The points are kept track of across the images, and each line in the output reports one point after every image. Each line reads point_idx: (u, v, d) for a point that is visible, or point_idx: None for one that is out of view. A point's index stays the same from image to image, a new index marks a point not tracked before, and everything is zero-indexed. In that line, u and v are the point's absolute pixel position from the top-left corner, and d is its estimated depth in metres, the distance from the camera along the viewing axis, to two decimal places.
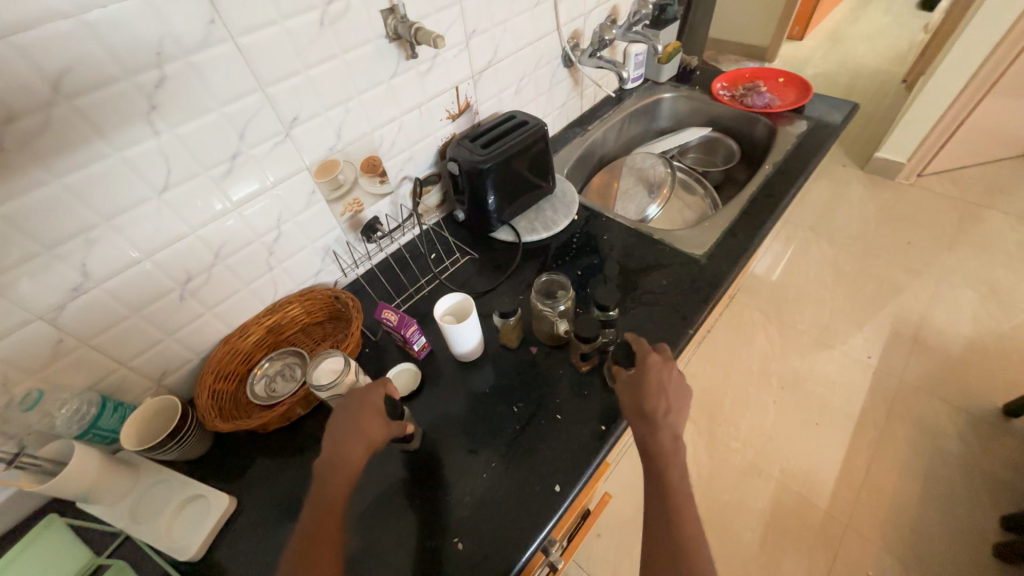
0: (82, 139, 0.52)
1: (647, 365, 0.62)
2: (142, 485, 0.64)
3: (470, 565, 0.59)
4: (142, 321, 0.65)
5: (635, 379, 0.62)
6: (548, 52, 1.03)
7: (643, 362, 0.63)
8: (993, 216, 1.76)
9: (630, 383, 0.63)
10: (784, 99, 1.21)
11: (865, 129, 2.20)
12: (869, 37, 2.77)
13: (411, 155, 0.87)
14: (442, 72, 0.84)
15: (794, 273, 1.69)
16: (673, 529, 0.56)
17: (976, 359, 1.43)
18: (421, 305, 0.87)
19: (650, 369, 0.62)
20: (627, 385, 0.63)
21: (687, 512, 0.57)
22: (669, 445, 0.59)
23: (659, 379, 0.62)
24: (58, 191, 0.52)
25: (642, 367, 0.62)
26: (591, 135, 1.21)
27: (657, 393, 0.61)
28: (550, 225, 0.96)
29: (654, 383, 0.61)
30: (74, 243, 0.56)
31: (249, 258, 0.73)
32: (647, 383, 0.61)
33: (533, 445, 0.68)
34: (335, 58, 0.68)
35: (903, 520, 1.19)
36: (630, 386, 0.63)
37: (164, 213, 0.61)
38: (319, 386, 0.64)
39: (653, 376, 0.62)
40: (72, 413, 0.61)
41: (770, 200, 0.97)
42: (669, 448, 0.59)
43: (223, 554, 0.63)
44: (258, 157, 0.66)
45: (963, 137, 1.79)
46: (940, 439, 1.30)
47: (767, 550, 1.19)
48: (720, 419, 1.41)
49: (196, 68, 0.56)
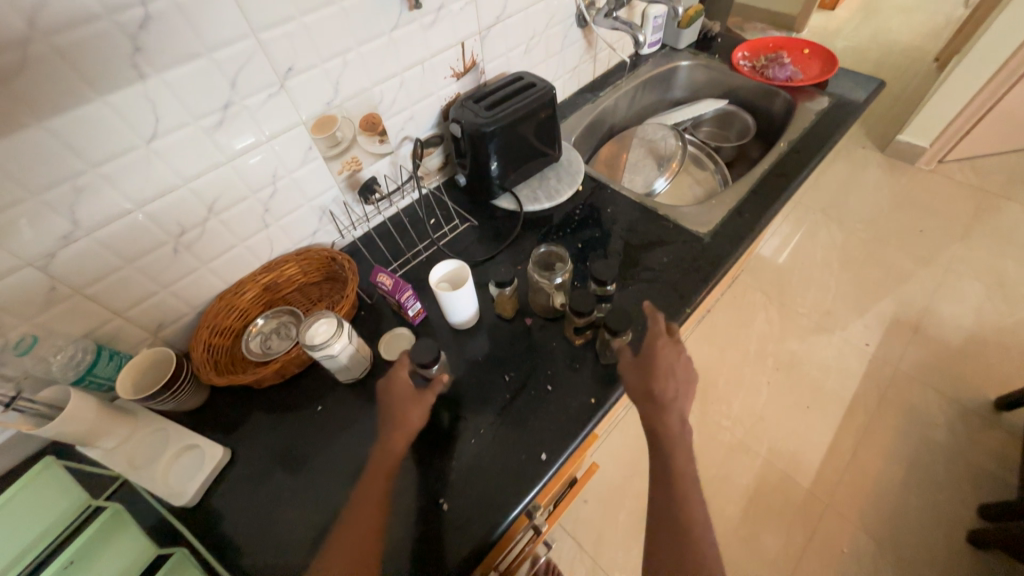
0: (64, 82, 0.49)
1: (657, 348, 0.65)
2: (140, 433, 0.65)
3: (456, 526, 0.61)
4: (136, 273, 0.65)
5: (644, 361, 0.65)
6: (561, 10, 0.97)
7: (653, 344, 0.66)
8: (1011, 208, 1.71)
9: (637, 365, 0.65)
10: (807, 72, 1.15)
11: (889, 109, 2.11)
12: (906, 9, 2.61)
13: (413, 114, 0.84)
14: (448, 26, 0.79)
15: (801, 256, 1.67)
16: (673, 504, 0.58)
17: (974, 352, 1.42)
18: (418, 270, 0.86)
19: (660, 351, 0.65)
20: (632, 368, 0.65)
21: (691, 486, 0.59)
22: (675, 427, 0.61)
23: (669, 362, 0.64)
24: (42, 135, 0.51)
25: (652, 350, 0.65)
26: (602, 102, 1.16)
27: (665, 376, 0.63)
28: (554, 195, 0.94)
29: (664, 366, 0.64)
30: (62, 190, 0.54)
31: (244, 214, 0.71)
32: (656, 366, 0.64)
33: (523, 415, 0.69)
34: (332, 4, 0.64)
35: (883, 503, 1.22)
36: (637, 367, 0.65)
37: (155, 163, 0.59)
38: (311, 346, 0.64)
39: (663, 360, 0.64)
40: (67, 359, 0.62)
41: (782, 179, 0.94)
42: (674, 428, 0.61)
43: (217, 502, 0.65)
44: (252, 108, 0.64)
45: (991, 123, 1.71)
46: (928, 427, 1.32)
47: (747, 522, 1.23)
48: (713, 397, 1.43)
49: (183, 8, 0.52)
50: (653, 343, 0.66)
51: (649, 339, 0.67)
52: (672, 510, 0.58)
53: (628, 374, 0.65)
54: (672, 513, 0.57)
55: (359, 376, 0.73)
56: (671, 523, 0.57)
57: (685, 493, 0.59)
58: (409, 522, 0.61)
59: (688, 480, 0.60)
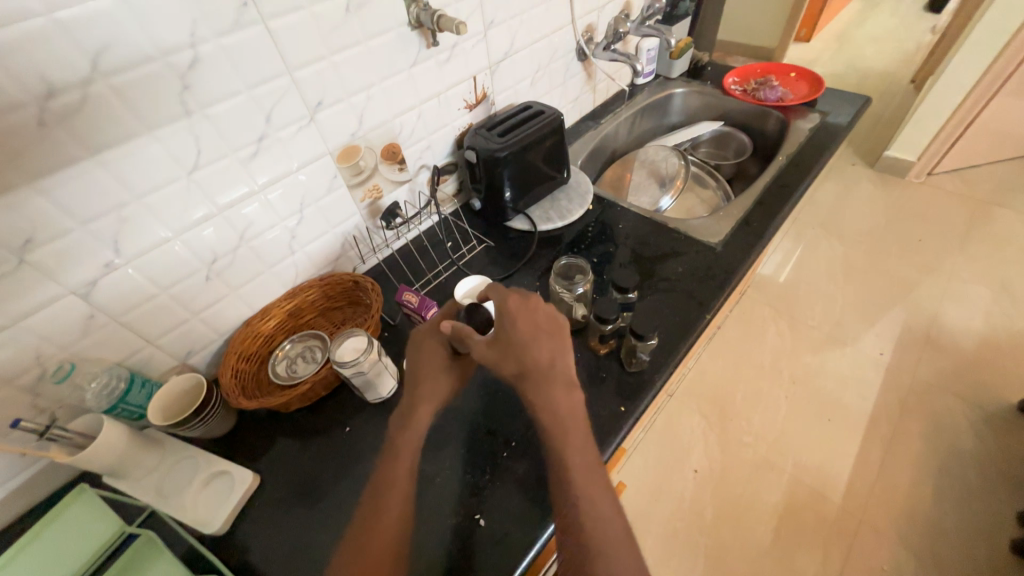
0: (118, 119, 0.53)
1: (511, 320, 0.59)
2: (168, 461, 0.66)
3: (493, 542, 0.59)
4: (170, 300, 0.66)
5: (501, 341, 0.58)
6: (562, 45, 1.04)
7: (503, 316, 0.59)
8: (1004, 214, 1.76)
9: (495, 344, 0.58)
10: (796, 92, 1.22)
11: (874, 128, 2.20)
12: (878, 38, 2.77)
13: (430, 143, 0.88)
14: (461, 61, 0.85)
15: (805, 271, 1.69)
16: (572, 491, 0.52)
17: (989, 356, 1.42)
18: (439, 290, 0.88)
19: (512, 320, 0.59)
20: (486, 352, 0.58)
21: (578, 475, 0.53)
22: (561, 399, 0.57)
23: (529, 330, 0.59)
24: (94, 167, 0.54)
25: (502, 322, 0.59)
26: (604, 129, 1.22)
27: (529, 350, 0.58)
28: (565, 214, 0.97)
29: (524, 333, 0.58)
30: (108, 220, 0.57)
31: (273, 241, 0.74)
32: (514, 341, 0.58)
33: (411, 413, 0.60)
34: (358, 44, 0.69)
35: (919, 516, 1.18)
36: (494, 351, 0.58)
37: (193, 192, 0.62)
38: (341, 363, 0.65)
39: (519, 328, 0.58)
40: (101, 387, 0.62)
41: (783, 190, 0.98)
42: (556, 406, 0.57)
43: (246, 530, 0.64)
44: (284, 140, 0.68)
45: (974, 136, 1.78)
46: (954, 435, 1.29)
47: (780, 544, 1.19)
48: (732, 414, 1.41)
49: (227, 50, 0.57)
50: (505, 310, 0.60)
51: (499, 307, 0.60)
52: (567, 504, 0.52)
53: (495, 363, 0.58)
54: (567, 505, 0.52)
55: (386, 395, 0.73)
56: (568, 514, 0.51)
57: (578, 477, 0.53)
58: (445, 542, 0.60)
59: (578, 467, 0.53)
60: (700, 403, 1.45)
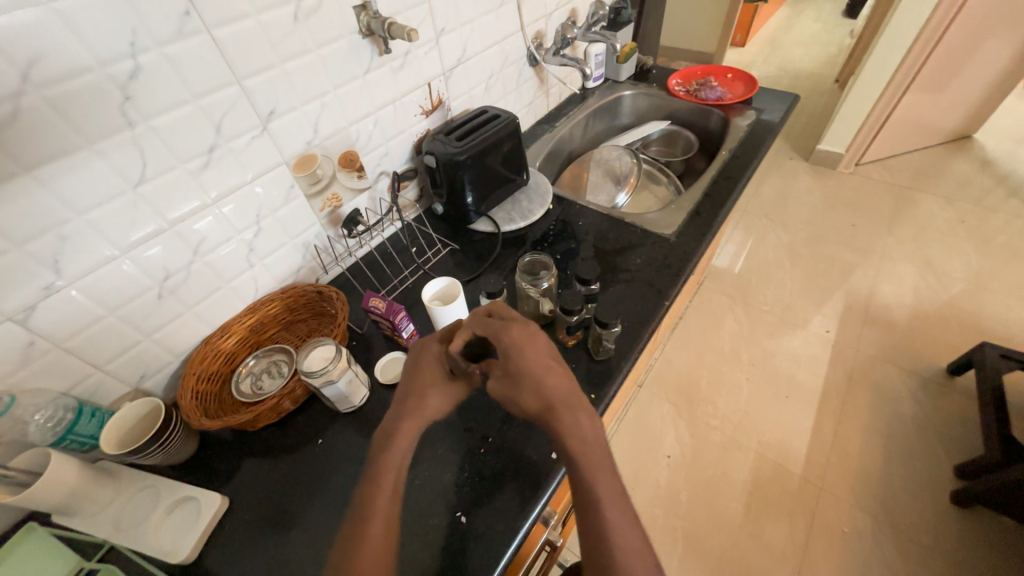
0: (55, 132, 0.51)
1: (519, 353, 0.53)
2: (125, 494, 0.62)
3: (476, 536, 0.60)
4: (119, 322, 0.63)
5: (514, 376, 0.53)
6: (514, 51, 1.07)
7: (511, 349, 0.54)
8: (922, 198, 1.94)
9: (510, 378, 0.54)
10: (734, 92, 1.30)
11: (807, 124, 2.38)
12: (805, 42, 2.99)
13: (388, 150, 0.89)
14: (415, 69, 0.86)
15: (755, 260, 1.80)
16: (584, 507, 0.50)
17: (920, 326, 1.55)
18: (407, 295, 0.88)
19: (520, 353, 0.53)
20: (501, 387, 0.54)
21: (611, 511, 0.48)
22: (587, 427, 0.51)
23: (540, 361, 0.53)
24: (29, 184, 0.51)
25: (511, 356, 0.54)
26: (559, 131, 1.26)
27: (547, 381, 0.52)
28: (527, 214, 0.99)
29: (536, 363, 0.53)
30: (46, 239, 0.54)
31: (229, 255, 0.72)
32: (530, 374, 0.52)
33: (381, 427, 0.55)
34: (309, 52, 0.69)
35: (872, 479, 1.27)
36: (508, 385, 0.54)
37: (140, 207, 0.60)
38: (309, 373, 0.64)
39: (531, 363, 0.53)
40: (47, 419, 0.58)
41: (729, 182, 1.04)
42: (588, 436, 0.51)
43: (216, 557, 0.61)
44: (236, 150, 0.66)
45: (892, 128, 1.96)
46: (896, 401, 1.41)
47: (751, 519, 1.24)
48: (699, 399, 1.47)
49: (170, 59, 0.55)
50: (512, 343, 0.54)
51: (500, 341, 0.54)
52: (595, 541, 0.48)
53: (512, 395, 0.54)
54: (596, 543, 0.47)
55: (359, 404, 0.73)
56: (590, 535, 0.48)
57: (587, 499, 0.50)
58: (429, 543, 0.60)
59: (609, 502, 0.49)
60: (668, 391, 1.51)
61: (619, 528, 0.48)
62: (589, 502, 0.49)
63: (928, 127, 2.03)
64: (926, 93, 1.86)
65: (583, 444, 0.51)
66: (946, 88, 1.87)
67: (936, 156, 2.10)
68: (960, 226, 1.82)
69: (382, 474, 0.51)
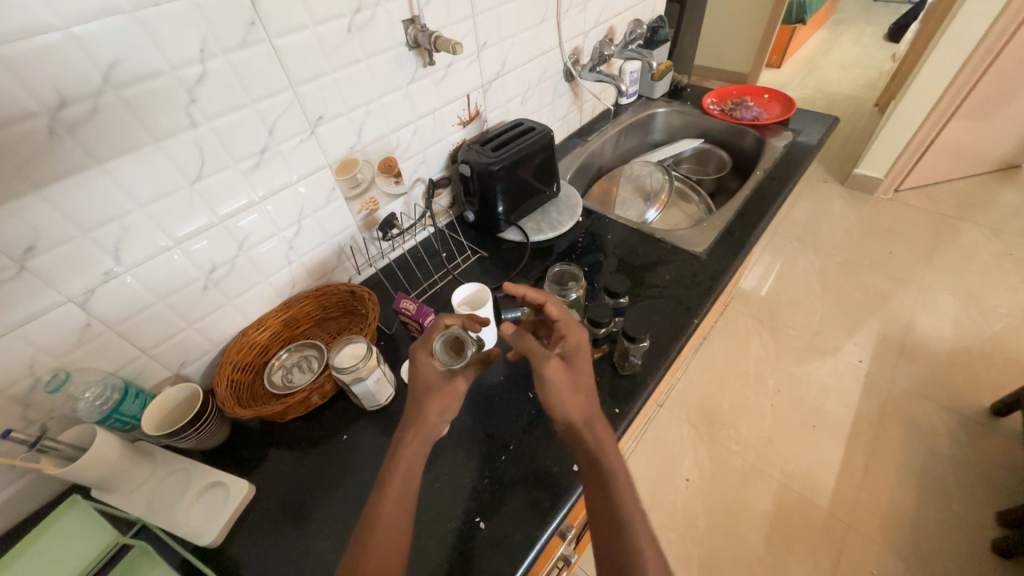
0: (126, 129, 0.54)
1: (575, 358, 0.58)
2: (159, 475, 0.65)
3: (493, 544, 0.60)
4: (166, 309, 0.66)
5: (578, 374, 0.57)
6: (551, 66, 1.09)
7: (576, 348, 0.59)
8: (966, 228, 1.86)
9: (573, 374, 0.56)
10: (771, 112, 1.29)
11: (843, 147, 2.33)
12: (843, 65, 2.95)
13: (425, 157, 0.91)
14: (455, 81, 0.89)
15: (784, 284, 1.76)
16: (603, 511, 0.52)
17: (960, 361, 1.48)
18: (435, 299, 0.90)
19: (584, 355, 0.59)
20: (564, 379, 0.55)
21: (636, 521, 0.51)
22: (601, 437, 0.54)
23: (591, 375, 0.58)
24: (99, 176, 0.54)
25: (575, 355, 0.58)
26: (590, 145, 1.27)
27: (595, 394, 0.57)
28: (556, 225, 1.00)
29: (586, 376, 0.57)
30: (110, 227, 0.58)
31: (271, 251, 0.75)
32: (587, 382, 0.57)
33: (406, 424, 0.56)
34: (359, 62, 0.72)
35: (904, 519, 1.21)
36: (571, 381, 0.56)
37: (195, 202, 0.63)
38: (341, 369, 0.66)
39: (586, 371, 0.58)
40: (95, 397, 0.61)
41: (763, 202, 1.03)
42: (613, 445, 0.54)
43: (238, 543, 0.62)
44: (285, 152, 0.70)
45: (935, 154, 1.90)
46: (933, 439, 1.34)
47: (772, 552, 1.20)
48: (721, 424, 1.44)
49: (234, 66, 0.59)
50: (577, 345, 0.59)
51: (573, 347, 0.59)
52: (621, 552, 0.49)
53: (563, 399, 0.54)
54: (610, 542, 0.50)
55: (384, 403, 0.74)
56: (605, 539, 0.50)
57: (603, 503, 0.52)
58: (446, 546, 0.60)
59: (633, 510, 0.51)
60: (689, 413, 1.47)
61: (636, 532, 0.50)
62: (617, 515, 0.51)
63: (975, 155, 1.96)
64: (973, 120, 1.80)
65: (612, 456, 0.53)
66: (994, 116, 1.81)
67: (981, 185, 2.03)
68: (1006, 259, 1.74)
69: (407, 471, 0.53)
